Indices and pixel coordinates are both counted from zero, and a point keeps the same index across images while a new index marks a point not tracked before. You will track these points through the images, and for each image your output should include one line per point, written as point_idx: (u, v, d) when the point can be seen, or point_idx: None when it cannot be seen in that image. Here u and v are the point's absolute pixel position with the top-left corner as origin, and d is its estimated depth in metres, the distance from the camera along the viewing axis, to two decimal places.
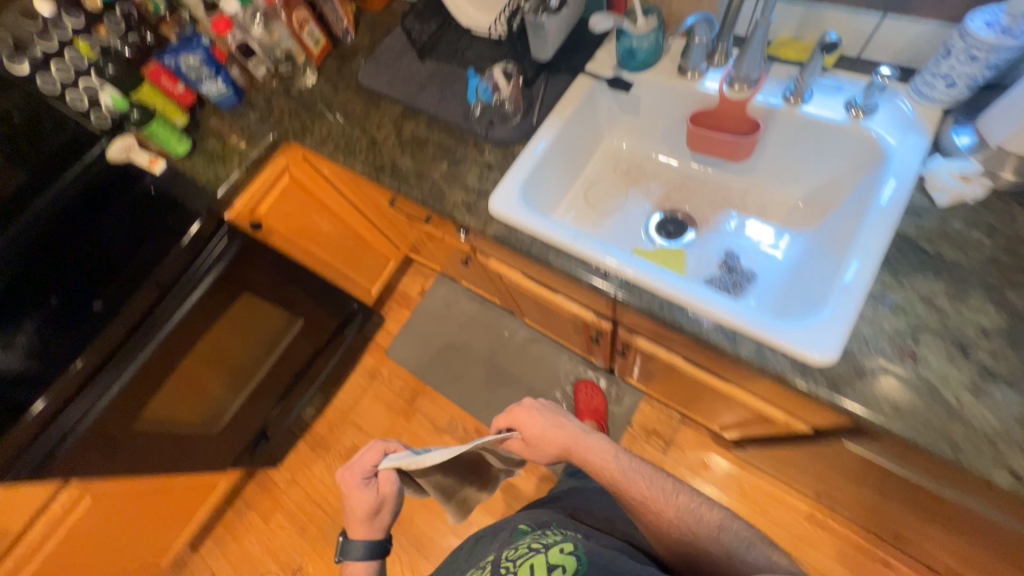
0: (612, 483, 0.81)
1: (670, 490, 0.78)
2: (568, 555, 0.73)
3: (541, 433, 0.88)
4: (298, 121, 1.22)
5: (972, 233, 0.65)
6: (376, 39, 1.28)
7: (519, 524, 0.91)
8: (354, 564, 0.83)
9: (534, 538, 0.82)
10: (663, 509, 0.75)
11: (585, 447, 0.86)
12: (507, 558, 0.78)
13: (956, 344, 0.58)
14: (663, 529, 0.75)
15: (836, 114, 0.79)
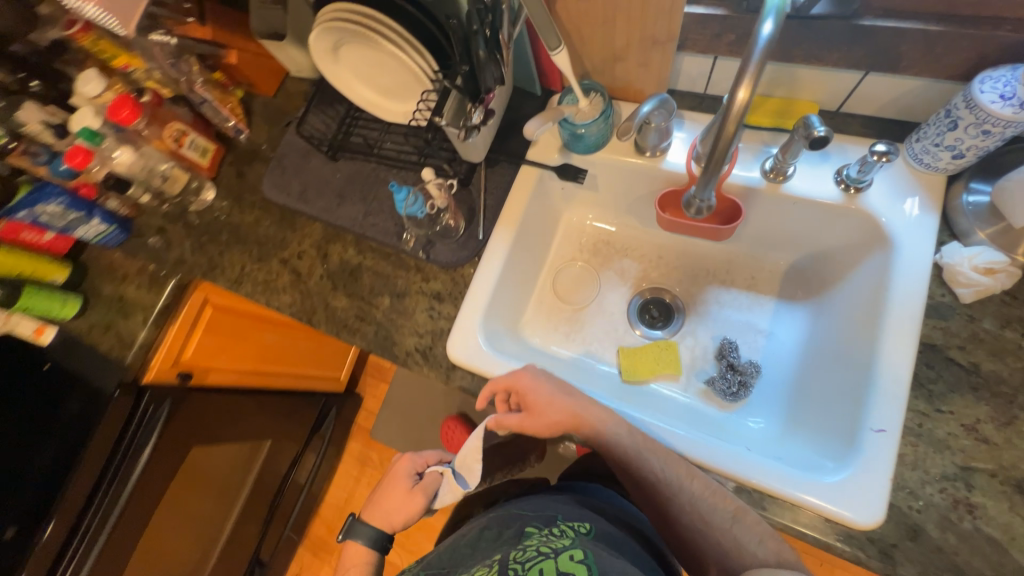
0: (619, 463, 0.61)
1: (687, 473, 0.59)
2: (587, 565, 0.52)
3: (538, 400, 0.66)
4: (195, 255, 0.99)
5: (1007, 334, 0.58)
6: (273, 130, 1.05)
7: (527, 514, 0.69)
8: (354, 546, 0.84)
9: (545, 537, 0.61)
10: (680, 497, 0.58)
11: (591, 422, 0.64)
12: (515, 559, 0.56)
13: (1013, 487, 0.53)
14: (675, 518, 0.58)
15: (826, 191, 0.68)
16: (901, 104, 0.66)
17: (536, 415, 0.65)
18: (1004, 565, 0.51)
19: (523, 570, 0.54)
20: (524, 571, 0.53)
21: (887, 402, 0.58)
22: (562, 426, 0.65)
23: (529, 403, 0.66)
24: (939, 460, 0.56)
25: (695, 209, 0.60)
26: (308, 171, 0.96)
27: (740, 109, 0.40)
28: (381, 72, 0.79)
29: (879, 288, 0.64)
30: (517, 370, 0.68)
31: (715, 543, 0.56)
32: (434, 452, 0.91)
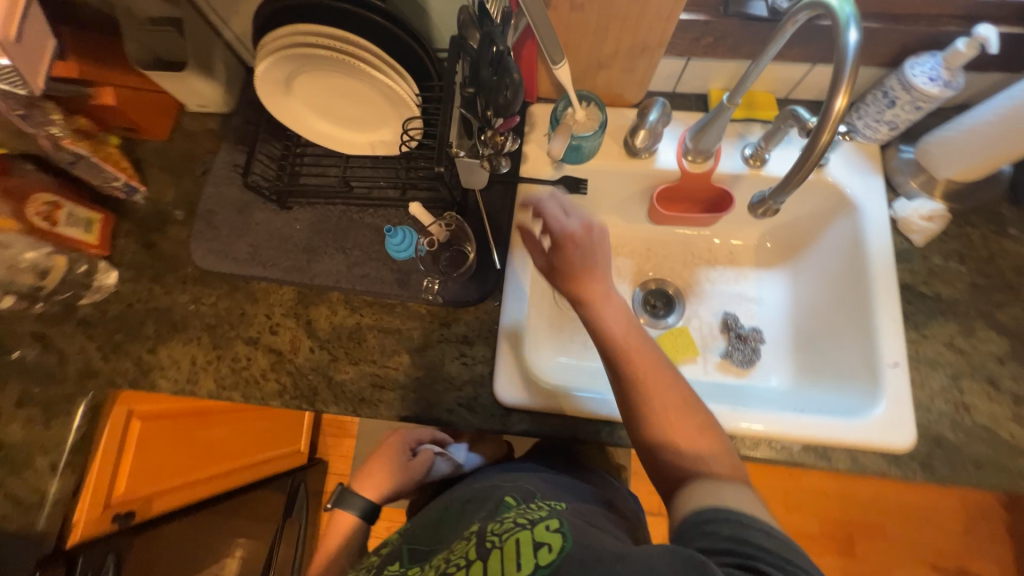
0: (607, 351, 0.58)
1: (667, 380, 0.56)
2: (561, 534, 0.48)
3: (571, 252, 0.59)
4: (111, 361, 0.75)
5: (951, 264, 0.73)
6: (181, 182, 0.84)
7: (507, 488, 0.66)
8: (343, 513, 1.03)
9: (523, 510, 0.56)
10: (652, 398, 0.55)
11: (600, 306, 0.58)
12: (494, 531, 0.51)
13: (988, 382, 0.68)
14: (638, 416, 0.56)
15: (798, 168, 0.77)
16: (838, 88, 0.77)
17: (557, 263, 0.59)
18: (1000, 445, 0.65)
19: (498, 540, 0.49)
20: (500, 541, 0.49)
21: (894, 341, 0.69)
22: (570, 294, 0.59)
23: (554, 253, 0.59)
24: (936, 375, 0.68)
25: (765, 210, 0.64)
26: (252, 226, 0.79)
27: (838, 112, 0.42)
28: (349, 102, 0.68)
29: (858, 244, 0.75)
30: (575, 219, 0.60)
31: (669, 446, 0.54)
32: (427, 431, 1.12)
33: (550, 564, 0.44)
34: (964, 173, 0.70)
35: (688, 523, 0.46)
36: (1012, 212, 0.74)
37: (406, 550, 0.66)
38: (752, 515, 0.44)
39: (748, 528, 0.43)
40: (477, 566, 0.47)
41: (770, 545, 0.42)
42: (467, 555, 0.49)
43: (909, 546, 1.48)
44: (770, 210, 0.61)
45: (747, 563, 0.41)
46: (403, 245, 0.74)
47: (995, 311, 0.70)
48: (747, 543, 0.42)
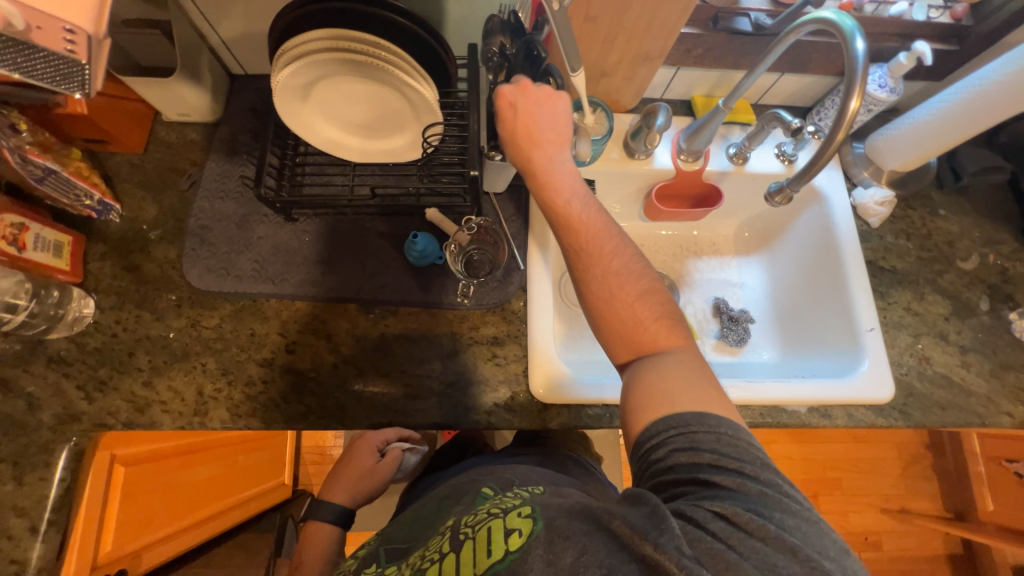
0: (557, 224, 0.57)
1: (611, 250, 0.56)
2: (532, 519, 0.48)
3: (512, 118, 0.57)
4: (97, 401, 0.67)
5: (901, 241, 0.86)
6: (162, 197, 0.77)
7: (485, 480, 0.66)
8: (318, 523, 0.89)
9: (499, 499, 0.56)
10: (595, 266, 0.56)
11: (550, 179, 0.58)
12: (466, 521, 0.52)
13: (939, 337, 0.80)
14: (584, 293, 0.56)
15: (774, 165, 0.87)
16: (799, 95, 0.89)
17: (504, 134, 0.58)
18: (955, 388, 0.78)
19: (472, 530, 0.50)
20: (473, 530, 0.50)
21: (867, 309, 0.80)
22: (519, 167, 0.59)
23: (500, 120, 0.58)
24: (902, 335, 0.80)
25: (779, 198, 0.72)
26: (254, 240, 0.74)
27: (854, 115, 0.56)
28: (366, 109, 0.67)
29: (829, 230, 0.86)
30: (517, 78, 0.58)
31: (615, 319, 0.55)
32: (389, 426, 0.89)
33: (520, 548, 0.46)
34: (904, 164, 0.83)
35: (644, 447, 0.50)
36: (939, 195, 0.89)
37: (382, 550, 0.63)
38: (696, 419, 0.48)
39: (695, 437, 0.47)
40: (451, 559, 0.49)
41: (716, 459, 0.46)
42: (440, 548, 0.51)
43: (860, 495, 1.69)
44: (787, 198, 0.71)
45: (703, 484, 0.46)
46: (425, 252, 0.72)
47: (937, 278, 0.84)
48: (698, 464, 0.46)
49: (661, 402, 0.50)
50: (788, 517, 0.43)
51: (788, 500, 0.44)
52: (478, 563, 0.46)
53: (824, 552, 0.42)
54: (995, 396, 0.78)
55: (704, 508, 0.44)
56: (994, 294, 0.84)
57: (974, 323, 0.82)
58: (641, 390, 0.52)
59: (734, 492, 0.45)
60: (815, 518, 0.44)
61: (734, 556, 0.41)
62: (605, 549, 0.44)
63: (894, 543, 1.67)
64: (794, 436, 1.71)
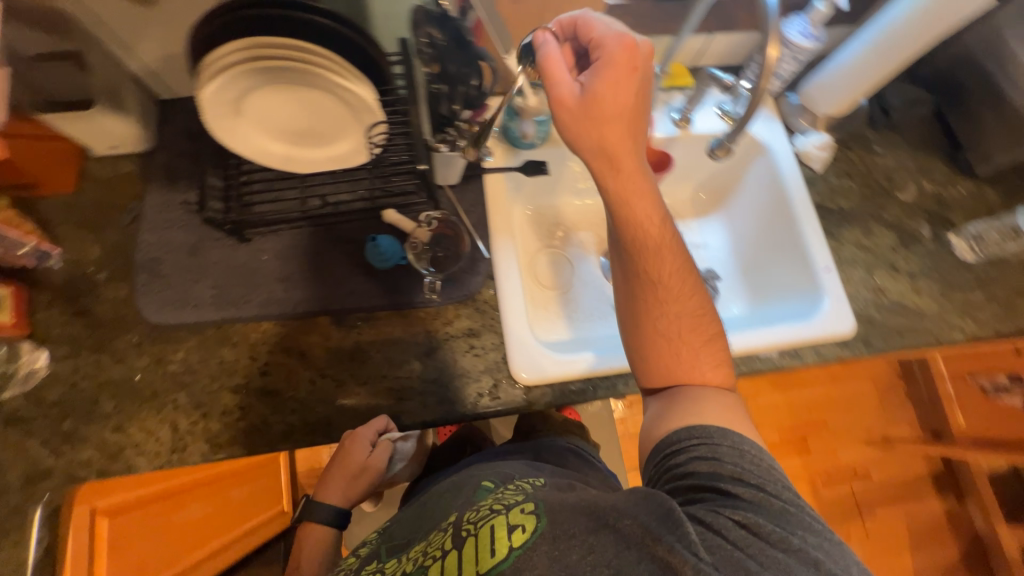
0: (639, 246, 0.60)
1: (687, 291, 0.61)
2: (535, 515, 0.50)
3: (611, 91, 0.53)
4: (66, 454, 0.64)
5: (844, 182, 0.90)
6: (106, 236, 0.74)
7: (484, 473, 0.67)
8: (314, 525, 0.89)
9: (499, 493, 0.58)
10: (667, 303, 0.61)
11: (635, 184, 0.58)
12: (467, 518, 0.54)
13: (890, 267, 0.85)
14: (647, 318, 0.61)
15: (716, 124, 0.90)
16: (731, 54, 0.91)
17: (594, 107, 0.54)
18: (910, 313, 0.82)
19: (474, 527, 0.52)
20: (475, 527, 0.51)
21: (821, 251, 0.84)
22: (610, 147, 0.56)
23: (591, 89, 0.54)
24: (856, 270, 0.84)
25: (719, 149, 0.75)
26: (210, 266, 0.72)
27: (774, 62, 0.59)
28: (304, 116, 0.65)
29: (776, 180, 0.90)
30: (626, 44, 0.53)
31: (660, 320, 0.60)
32: (380, 421, 0.81)
33: (524, 544, 0.47)
34: (836, 107, 0.87)
35: (666, 453, 0.56)
36: (873, 134, 0.93)
37: (383, 548, 0.63)
38: (719, 434, 0.54)
39: (718, 451, 0.52)
40: (452, 556, 0.50)
41: (737, 472, 0.51)
42: (442, 544, 0.53)
43: (846, 430, 1.77)
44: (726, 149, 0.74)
45: (723, 494, 0.50)
46: (387, 254, 0.73)
47: (881, 212, 0.88)
48: (720, 474, 0.51)
49: (689, 414, 0.56)
50: (808, 535, 0.48)
51: (808, 520, 0.49)
52: (480, 561, 0.48)
53: (842, 567, 0.46)
54: (946, 315, 0.83)
55: (723, 516, 0.48)
56: (934, 220, 0.89)
57: (919, 250, 0.86)
58: (659, 369, 0.60)
59: (754, 504, 0.49)
60: (833, 537, 0.49)
61: (753, 565, 0.45)
62: (614, 550, 0.46)
63: (882, 471, 1.75)
64: (776, 384, 1.78)
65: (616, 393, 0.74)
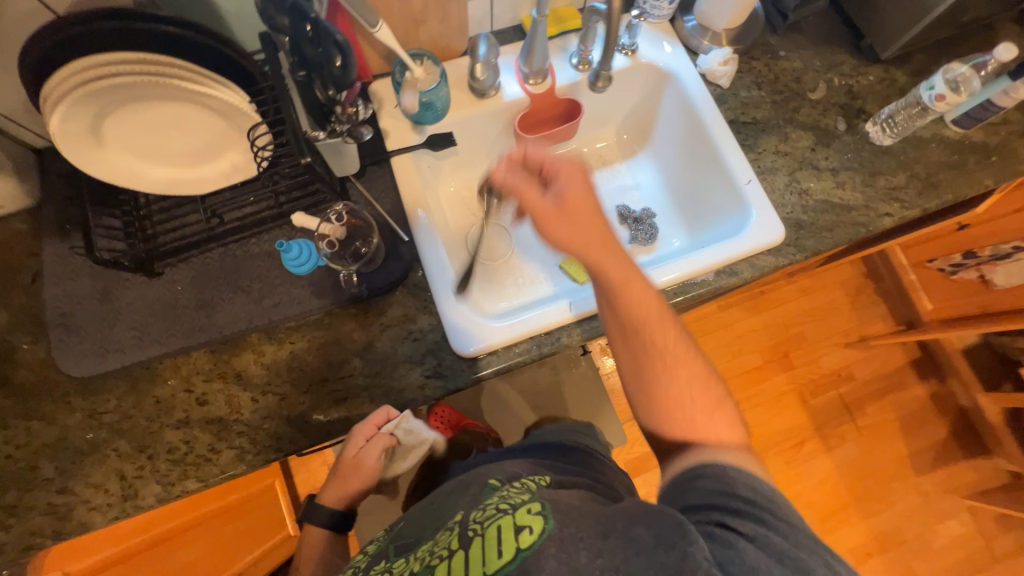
0: (637, 323, 0.58)
1: (694, 365, 0.59)
2: (542, 515, 0.47)
3: (574, 196, 0.60)
4: (15, 525, 0.63)
5: (754, 92, 0.89)
6: (9, 300, 0.70)
7: (489, 473, 0.64)
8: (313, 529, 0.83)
9: (506, 492, 0.54)
10: (674, 373, 0.58)
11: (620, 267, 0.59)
12: (473, 518, 0.49)
13: (811, 168, 0.85)
14: (660, 393, 0.58)
15: (618, 60, 0.88)
16: None
17: (561, 210, 0.60)
18: (837, 208, 0.83)
19: (481, 527, 0.47)
20: (481, 527, 0.47)
21: (741, 164, 0.83)
22: (583, 236, 0.59)
23: (558, 197, 0.61)
24: (778, 177, 0.84)
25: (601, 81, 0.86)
26: (124, 308, 0.70)
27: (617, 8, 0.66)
28: (178, 134, 0.63)
29: (687, 107, 0.89)
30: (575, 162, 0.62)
31: (671, 389, 0.57)
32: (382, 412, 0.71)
33: (531, 546, 0.44)
34: (731, 20, 0.86)
35: (678, 477, 0.53)
36: (775, 39, 0.92)
37: (393, 547, 0.62)
38: (733, 467, 0.51)
39: (730, 477, 0.50)
40: (458, 556, 0.46)
41: (750, 498, 0.48)
42: (449, 544, 0.48)
43: (823, 339, 1.81)
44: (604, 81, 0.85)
45: (730, 512, 0.47)
46: (302, 258, 0.69)
47: (795, 115, 0.88)
48: (730, 494, 0.48)
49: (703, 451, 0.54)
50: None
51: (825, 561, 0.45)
52: (488, 563, 0.44)
53: None
54: (872, 202, 0.84)
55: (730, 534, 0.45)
56: (848, 112, 0.89)
57: (836, 145, 0.86)
58: (672, 441, 0.57)
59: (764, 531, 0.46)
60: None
61: None
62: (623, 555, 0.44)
63: (865, 370, 1.80)
64: (749, 309, 1.81)
65: (562, 347, 0.74)
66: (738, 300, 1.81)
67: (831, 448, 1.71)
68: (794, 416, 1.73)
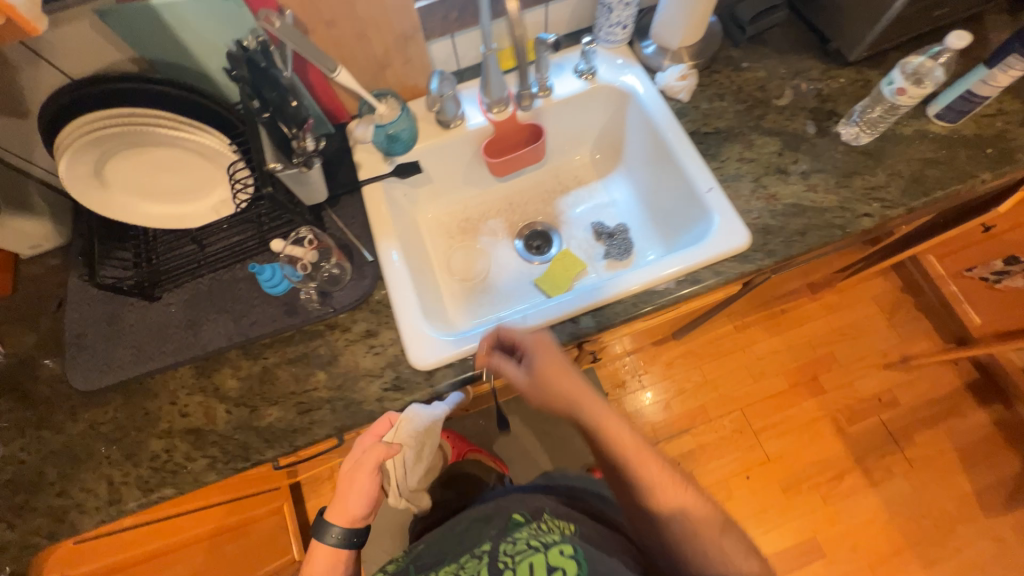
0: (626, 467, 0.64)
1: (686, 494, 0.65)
2: (575, 559, 0.55)
3: (542, 364, 0.67)
4: (20, 525, 0.70)
5: (717, 103, 0.89)
6: (38, 324, 0.81)
7: (512, 503, 0.70)
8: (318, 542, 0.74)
9: (534, 528, 0.62)
10: (671, 507, 0.63)
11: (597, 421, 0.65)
12: (504, 550, 0.58)
13: (779, 172, 0.83)
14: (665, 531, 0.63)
15: (577, 85, 0.93)
16: (577, 17, 0.94)
17: (537, 382, 0.66)
18: (809, 211, 0.79)
19: (511, 562, 0.56)
20: (512, 561, 0.56)
21: (702, 173, 0.83)
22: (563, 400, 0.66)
23: (530, 369, 0.67)
24: (743, 184, 0.82)
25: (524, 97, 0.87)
26: (127, 328, 0.79)
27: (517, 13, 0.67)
28: (167, 174, 0.73)
29: (647, 123, 0.91)
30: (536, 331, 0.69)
31: (673, 526, 0.63)
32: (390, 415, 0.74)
33: None
34: (685, 37, 0.88)
35: None
36: (737, 52, 0.93)
37: (411, 565, 0.66)
38: None
39: None
40: None
41: None
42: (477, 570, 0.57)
43: (857, 359, 1.66)
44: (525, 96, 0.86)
45: None
46: (274, 279, 0.76)
47: (761, 122, 0.87)
48: None
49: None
50: None
51: None
52: None
53: None
54: (848, 203, 0.80)
55: None
56: (818, 115, 0.87)
57: (806, 148, 0.84)
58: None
59: None
60: None
61: None
62: None
63: (911, 393, 1.62)
64: (769, 328, 1.71)
65: (518, 359, 0.74)
66: (756, 320, 1.72)
67: (877, 483, 1.53)
68: (830, 446, 1.57)
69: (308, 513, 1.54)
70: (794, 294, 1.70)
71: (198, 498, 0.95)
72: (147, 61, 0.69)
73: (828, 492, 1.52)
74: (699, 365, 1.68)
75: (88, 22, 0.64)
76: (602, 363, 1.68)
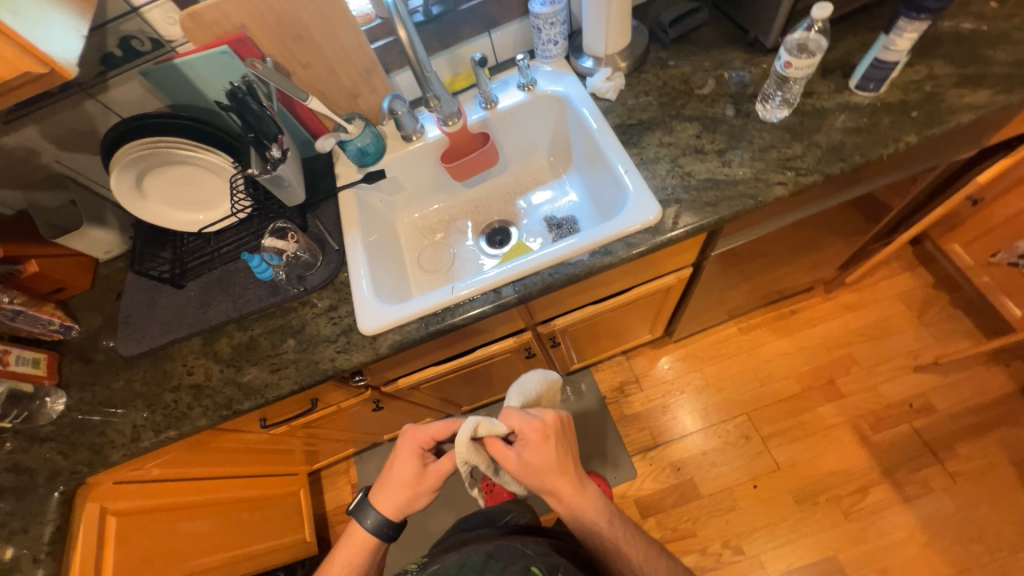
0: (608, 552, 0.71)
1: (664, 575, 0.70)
2: None
3: (531, 456, 0.71)
4: (70, 456, 0.91)
5: (642, 99, 0.98)
6: (103, 308, 1.06)
7: (533, 555, 0.67)
8: None
9: None
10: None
11: (578, 511, 0.71)
12: None
13: (695, 152, 0.89)
14: None
15: (519, 95, 1.06)
16: (520, 40, 1.10)
17: (523, 469, 0.71)
18: (721, 184, 0.84)
19: None
20: None
21: (622, 158, 0.91)
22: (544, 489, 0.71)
23: (522, 457, 0.71)
24: (660, 165, 0.89)
25: (432, 103, 0.97)
26: (158, 308, 1.00)
27: (401, 18, 0.81)
28: (187, 186, 0.97)
29: (580, 121, 1.01)
30: (536, 423, 0.71)
31: None
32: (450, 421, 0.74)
33: None
34: (610, 46, 0.99)
35: None
36: (665, 53, 1.02)
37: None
38: None
39: None
40: None
41: None
42: None
43: (882, 361, 1.53)
44: (431, 101, 0.97)
45: None
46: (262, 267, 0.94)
47: (682, 111, 0.94)
48: None
49: None
50: None
51: None
52: None
53: None
54: (762, 175, 0.83)
55: None
56: (738, 99, 0.92)
57: (724, 129, 0.89)
58: None
59: None
60: None
61: None
62: None
63: (951, 399, 1.45)
64: (778, 330, 1.64)
65: (448, 325, 0.85)
66: (763, 321, 1.65)
67: (912, 500, 1.36)
68: (852, 455, 1.43)
69: (324, 503, 1.68)
70: (802, 292, 1.63)
71: (212, 461, 1.13)
72: (176, 105, 0.95)
73: (852, 506, 1.38)
74: (701, 368, 1.64)
75: (137, 81, 0.90)
76: (600, 367, 1.70)
